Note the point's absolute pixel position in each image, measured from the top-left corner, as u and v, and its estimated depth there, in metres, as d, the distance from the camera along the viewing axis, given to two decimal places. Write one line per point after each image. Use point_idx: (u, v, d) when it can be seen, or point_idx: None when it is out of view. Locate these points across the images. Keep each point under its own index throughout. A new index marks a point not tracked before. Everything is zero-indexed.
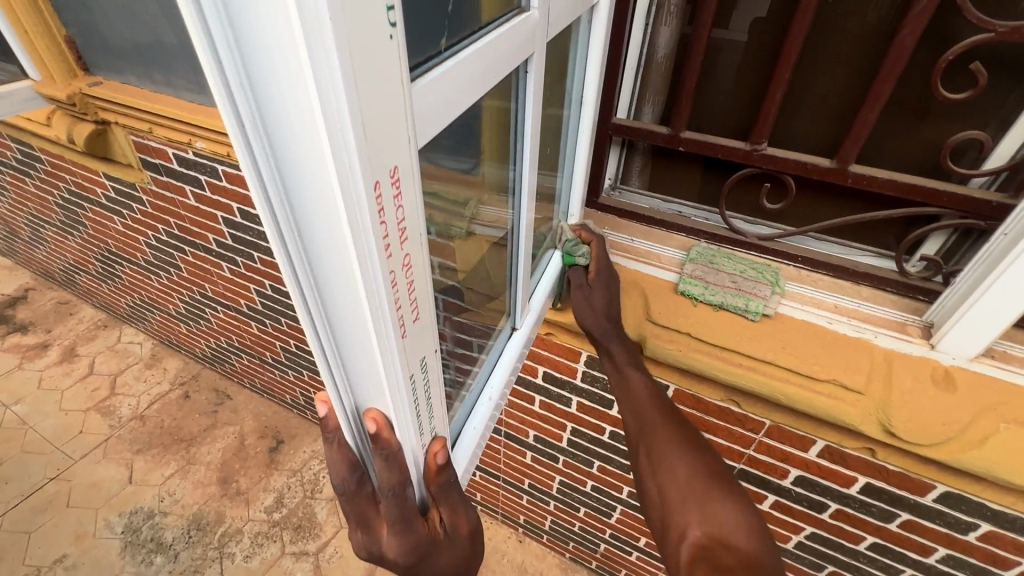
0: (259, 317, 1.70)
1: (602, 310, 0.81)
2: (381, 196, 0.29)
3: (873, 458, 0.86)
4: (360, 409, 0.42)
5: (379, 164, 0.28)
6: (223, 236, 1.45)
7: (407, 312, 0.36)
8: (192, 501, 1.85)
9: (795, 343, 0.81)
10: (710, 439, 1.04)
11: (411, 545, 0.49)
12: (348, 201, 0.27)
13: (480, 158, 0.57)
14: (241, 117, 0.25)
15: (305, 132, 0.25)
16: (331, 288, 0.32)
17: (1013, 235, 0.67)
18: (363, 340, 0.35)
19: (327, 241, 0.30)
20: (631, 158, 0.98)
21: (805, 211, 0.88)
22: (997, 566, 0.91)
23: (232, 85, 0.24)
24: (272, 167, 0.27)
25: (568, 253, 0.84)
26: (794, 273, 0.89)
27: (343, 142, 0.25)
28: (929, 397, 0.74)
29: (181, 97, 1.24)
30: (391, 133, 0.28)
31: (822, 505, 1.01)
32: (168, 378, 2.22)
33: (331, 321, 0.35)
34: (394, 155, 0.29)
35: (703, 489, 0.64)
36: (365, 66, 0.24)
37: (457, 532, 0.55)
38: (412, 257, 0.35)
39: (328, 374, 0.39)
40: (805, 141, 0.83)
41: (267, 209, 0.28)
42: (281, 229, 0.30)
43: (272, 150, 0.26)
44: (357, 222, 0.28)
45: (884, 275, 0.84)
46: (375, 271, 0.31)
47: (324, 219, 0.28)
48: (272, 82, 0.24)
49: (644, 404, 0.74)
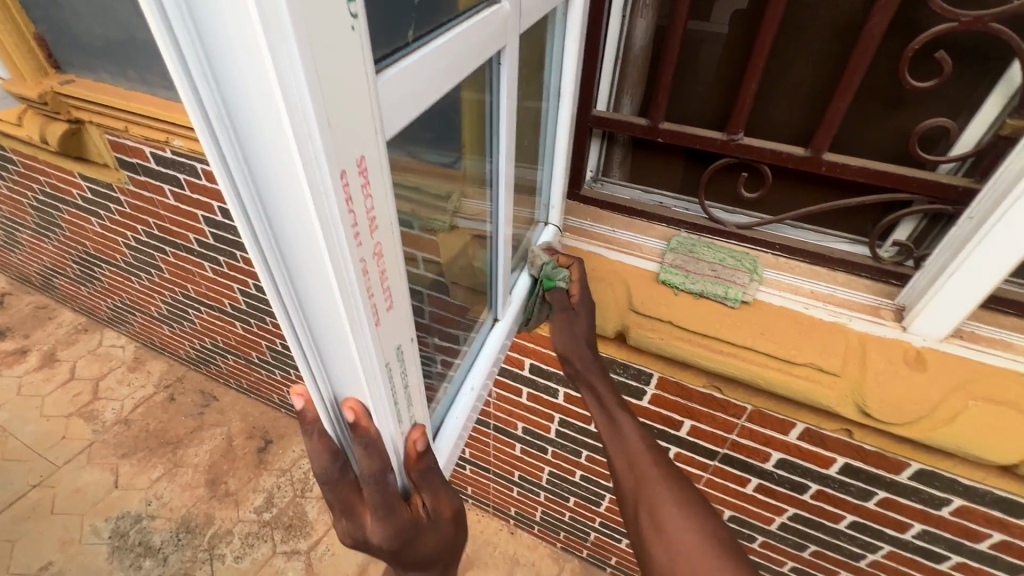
0: (243, 316, 1.69)
1: (583, 336, 0.81)
2: (348, 185, 0.29)
3: (851, 439, 0.89)
4: (339, 399, 0.43)
5: (345, 153, 0.28)
6: (204, 235, 1.44)
7: (380, 301, 0.37)
8: (180, 503, 1.84)
9: (773, 328, 0.82)
10: (694, 425, 1.06)
11: (396, 530, 0.50)
12: (315, 190, 0.27)
13: (461, 152, 0.58)
14: (204, 109, 0.25)
15: (269, 122, 0.25)
16: (303, 279, 0.33)
17: (978, 218, 0.70)
18: (338, 329, 0.35)
19: (296, 231, 0.30)
20: (612, 150, 0.99)
21: (782, 199, 0.90)
22: (969, 539, 0.94)
23: (195, 76, 0.24)
24: (239, 158, 0.27)
25: (547, 277, 0.81)
26: (772, 260, 0.90)
27: (307, 131, 0.25)
28: (901, 377, 0.77)
29: (156, 94, 1.23)
30: (357, 123, 0.28)
31: (803, 487, 1.04)
32: (152, 381, 2.19)
33: (306, 312, 0.35)
34: (360, 144, 0.29)
35: (710, 550, 0.58)
36: (326, 57, 0.24)
37: (440, 515, 0.56)
38: (384, 246, 0.35)
39: (305, 365, 0.39)
40: (781, 130, 0.85)
41: (236, 199, 0.28)
42: (250, 220, 0.30)
43: (238, 142, 0.26)
44: (325, 210, 0.28)
45: (858, 261, 0.86)
46: (345, 261, 0.31)
47: (293, 209, 0.29)
48: (234, 72, 0.24)
49: (640, 456, 0.69)
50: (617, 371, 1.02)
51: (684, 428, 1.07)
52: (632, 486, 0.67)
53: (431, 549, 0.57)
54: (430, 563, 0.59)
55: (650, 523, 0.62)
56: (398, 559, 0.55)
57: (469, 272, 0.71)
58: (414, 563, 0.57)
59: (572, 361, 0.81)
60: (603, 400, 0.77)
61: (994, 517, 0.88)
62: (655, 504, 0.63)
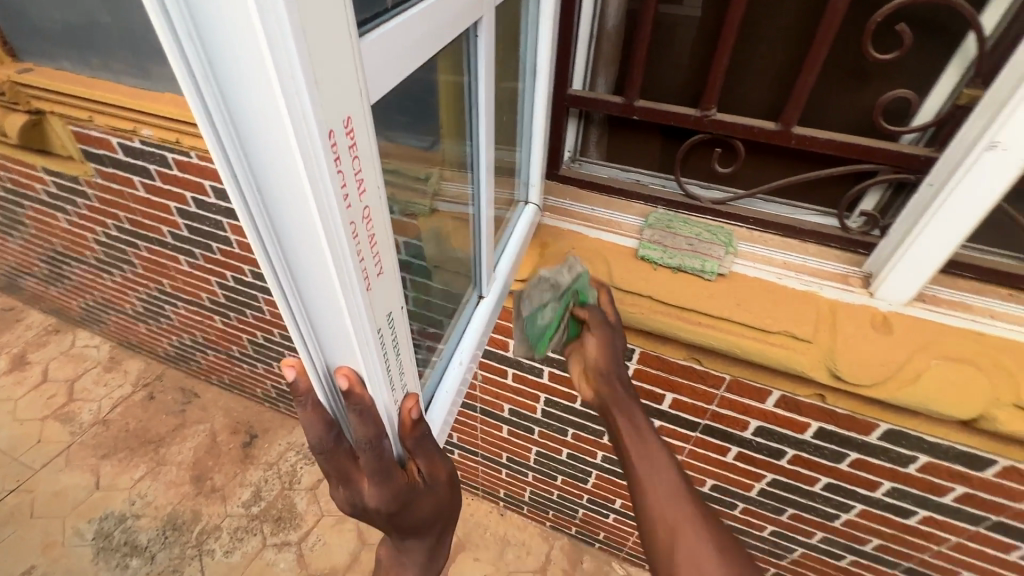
0: (222, 310, 1.66)
1: (620, 354, 0.79)
2: (336, 146, 0.30)
3: (823, 403, 0.93)
4: (331, 368, 0.43)
5: (333, 114, 0.29)
6: (178, 228, 1.41)
7: (370, 265, 0.38)
8: (165, 501, 1.82)
9: (748, 299, 0.85)
10: (675, 398, 1.09)
11: (391, 495, 0.52)
12: (305, 151, 0.28)
13: (440, 134, 0.58)
14: (191, 72, 0.25)
15: (258, 81, 0.25)
16: (296, 248, 0.33)
17: (937, 185, 0.73)
18: (330, 296, 0.36)
19: (287, 197, 0.30)
20: (589, 129, 1.00)
21: (755, 174, 0.92)
22: (934, 494, 0.99)
23: (183, 45, 0.24)
24: (227, 122, 0.27)
25: (582, 290, 0.81)
26: (746, 234, 0.93)
27: (295, 89, 0.26)
28: (869, 341, 0.80)
29: (122, 82, 1.19)
30: (342, 83, 0.29)
31: (781, 452, 1.08)
32: (129, 381, 2.14)
33: (297, 280, 0.36)
34: (347, 104, 0.30)
35: None
36: (312, 17, 0.25)
37: (435, 479, 0.58)
38: (372, 209, 0.36)
39: (299, 338, 0.40)
40: (752, 106, 0.87)
41: (226, 166, 0.29)
42: (241, 188, 0.30)
43: (225, 104, 0.27)
44: (315, 170, 0.29)
45: (828, 232, 0.89)
46: (336, 223, 0.32)
47: (284, 172, 0.29)
48: (221, 38, 0.24)
49: (674, 492, 0.63)
50: None
51: (666, 401, 1.10)
52: (661, 522, 0.61)
53: (426, 512, 0.59)
54: (427, 524, 0.62)
55: (685, 567, 0.58)
56: (394, 521, 0.57)
57: (450, 257, 0.73)
58: (412, 524, 0.60)
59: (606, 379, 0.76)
60: (636, 425, 0.71)
61: (957, 471, 0.93)
62: (685, 547, 0.59)
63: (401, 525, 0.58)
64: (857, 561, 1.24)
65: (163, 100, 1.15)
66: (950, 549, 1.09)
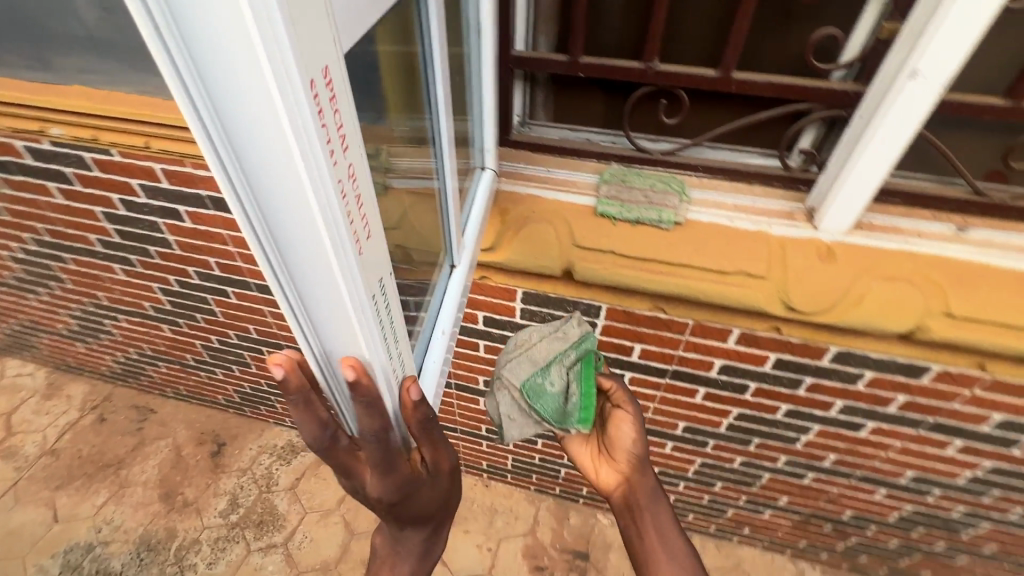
0: (169, 317, 1.57)
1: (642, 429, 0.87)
2: (317, 104, 0.30)
3: (780, 335, 0.99)
4: (325, 339, 0.43)
5: (311, 69, 0.28)
6: (108, 234, 1.31)
7: (358, 226, 0.38)
8: (134, 524, 1.74)
9: (704, 243, 0.89)
10: (644, 348, 1.12)
11: (395, 482, 0.53)
12: (299, 140, 0.29)
13: (386, 111, 0.55)
14: (158, 30, 0.24)
15: (234, 38, 0.25)
16: (291, 237, 0.35)
17: (866, 117, 0.78)
18: (321, 259, 0.36)
19: (271, 159, 0.30)
20: (535, 91, 0.99)
21: (699, 123, 0.95)
22: (881, 406, 1.09)
23: (169, 49, 0.25)
24: (198, 82, 0.27)
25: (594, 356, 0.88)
26: (697, 182, 0.96)
27: (274, 42, 0.25)
28: (816, 271, 0.86)
29: (20, 77, 1.08)
30: (317, 33, 0.28)
31: (744, 387, 1.15)
32: (74, 406, 2.00)
33: (283, 245, 0.36)
34: (324, 57, 0.29)
35: None
36: None
37: (439, 466, 0.59)
38: (355, 166, 0.36)
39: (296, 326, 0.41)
40: (692, 54, 0.88)
41: (203, 131, 0.28)
42: (223, 161, 0.30)
43: (195, 63, 0.26)
44: (302, 134, 0.29)
45: (771, 172, 0.93)
46: (323, 183, 0.32)
47: (275, 162, 0.30)
48: (203, 38, 0.25)
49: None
50: (566, 308, 1.07)
51: (635, 352, 1.14)
52: None
53: (428, 498, 0.61)
54: (427, 509, 0.63)
55: None
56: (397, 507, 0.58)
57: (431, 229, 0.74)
58: (414, 509, 0.61)
59: (633, 460, 0.85)
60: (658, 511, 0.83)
61: (898, 382, 1.02)
62: None
63: (405, 511, 0.60)
64: (818, 477, 1.36)
65: (71, 93, 1.05)
66: (896, 454, 1.21)
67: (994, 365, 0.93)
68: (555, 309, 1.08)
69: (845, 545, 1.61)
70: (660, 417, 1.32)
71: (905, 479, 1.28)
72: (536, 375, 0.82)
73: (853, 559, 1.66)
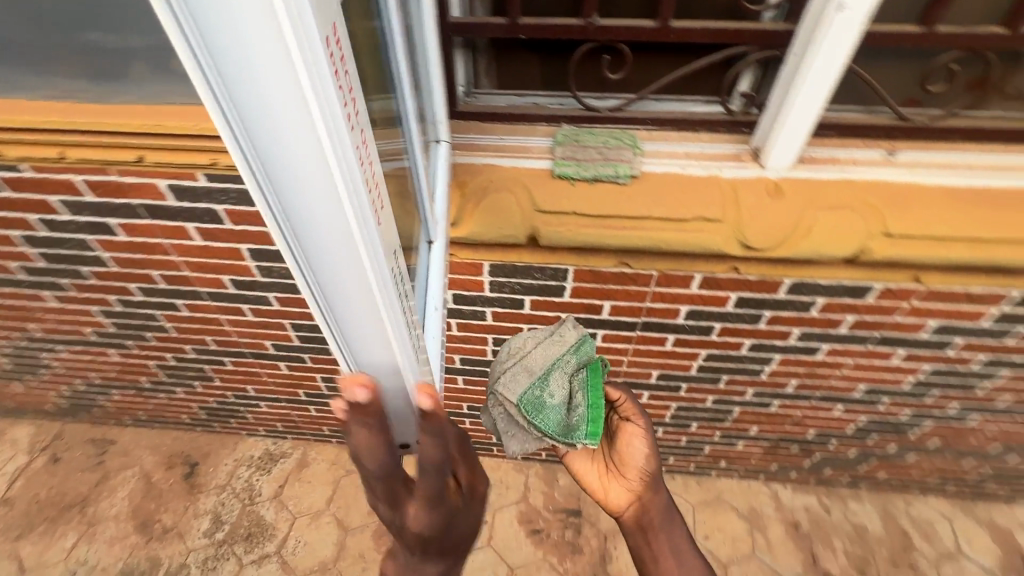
0: (115, 341, 1.47)
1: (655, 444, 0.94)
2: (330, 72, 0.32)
3: (738, 275, 1.04)
4: (339, 309, 0.47)
5: (322, 36, 0.31)
6: (32, 259, 1.20)
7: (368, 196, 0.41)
8: (112, 559, 1.66)
9: (661, 194, 0.91)
10: (612, 304, 1.16)
11: (440, 507, 0.59)
12: (321, 122, 0.32)
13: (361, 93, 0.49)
14: (177, 21, 0.26)
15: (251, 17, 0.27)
16: (309, 235, 0.39)
17: (800, 54, 0.81)
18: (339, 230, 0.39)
19: (289, 136, 0.33)
20: (477, 58, 0.97)
21: (643, 75, 0.96)
22: (833, 328, 1.17)
23: (187, 39, 0.27)
24: (215, 70, 0.29)
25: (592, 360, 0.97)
26: (647, 134, 0.98)
27: (293, 18, 0.28)
28: (767, 208, 0.90)
29: None
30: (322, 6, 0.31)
31: (710, 328, 1.20)
32: (22, 449, 1.86)
33: (297, 222, 0.38)
34: (326, 24, 0.32)
35: None
36: None
37: (471, 496, 0.69)
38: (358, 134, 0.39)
39: (313, 301, 0.45)
40: (628, 7, 0.89)
41: (218, 111, 0.30)
42: (240, 144, 0.32)
43: (210, 52, 0.28)
44: (322, 109, 0.32)
45: (715, 117, 0.96)
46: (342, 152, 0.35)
47: (298, 169, 0.34)
48: (222, 33, 0.27)
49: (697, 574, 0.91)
50: (534, 275, 1.09)
51: (605, 309, 1.17)
52: None
53: (456, 531, 0.66)
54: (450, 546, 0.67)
55: None
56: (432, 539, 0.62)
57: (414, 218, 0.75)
58: (442, 544, 0.65)
59: (648, 473, 0.93)
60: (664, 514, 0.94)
61: (846, 304, 1.10)
62: None
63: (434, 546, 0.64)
64: (782, 403, 1.45)
65: None
66: (849, 371, 1.31)
67: (928, 277, 1.01)
68: (523, 277, 1.10)
69: (811, 461, 1.75)
70: (635, 369, 1.37)
71: (858, 393, 1.39)
72: (537, 387, 0.92)
73: (819, 473, 1.80)
